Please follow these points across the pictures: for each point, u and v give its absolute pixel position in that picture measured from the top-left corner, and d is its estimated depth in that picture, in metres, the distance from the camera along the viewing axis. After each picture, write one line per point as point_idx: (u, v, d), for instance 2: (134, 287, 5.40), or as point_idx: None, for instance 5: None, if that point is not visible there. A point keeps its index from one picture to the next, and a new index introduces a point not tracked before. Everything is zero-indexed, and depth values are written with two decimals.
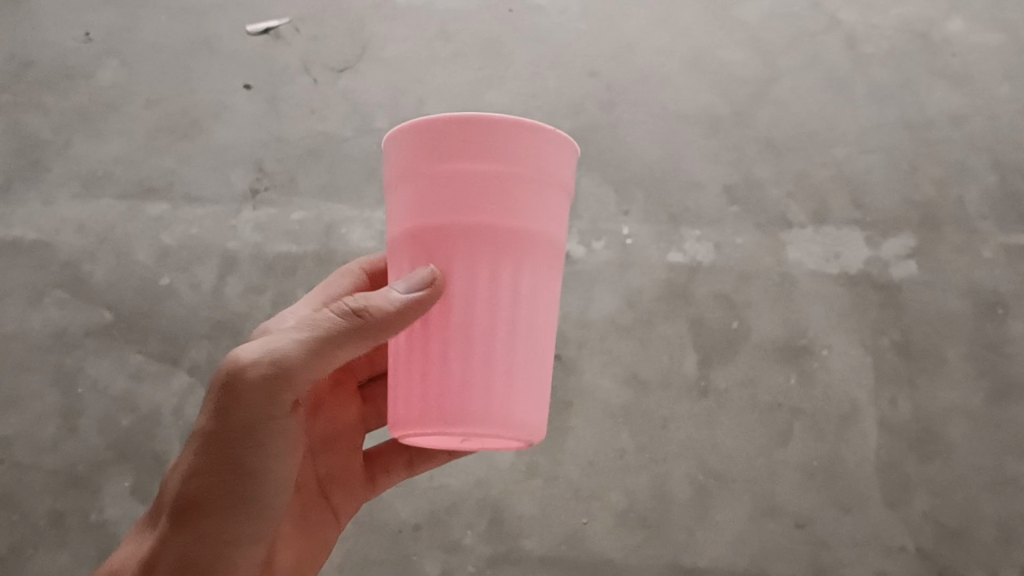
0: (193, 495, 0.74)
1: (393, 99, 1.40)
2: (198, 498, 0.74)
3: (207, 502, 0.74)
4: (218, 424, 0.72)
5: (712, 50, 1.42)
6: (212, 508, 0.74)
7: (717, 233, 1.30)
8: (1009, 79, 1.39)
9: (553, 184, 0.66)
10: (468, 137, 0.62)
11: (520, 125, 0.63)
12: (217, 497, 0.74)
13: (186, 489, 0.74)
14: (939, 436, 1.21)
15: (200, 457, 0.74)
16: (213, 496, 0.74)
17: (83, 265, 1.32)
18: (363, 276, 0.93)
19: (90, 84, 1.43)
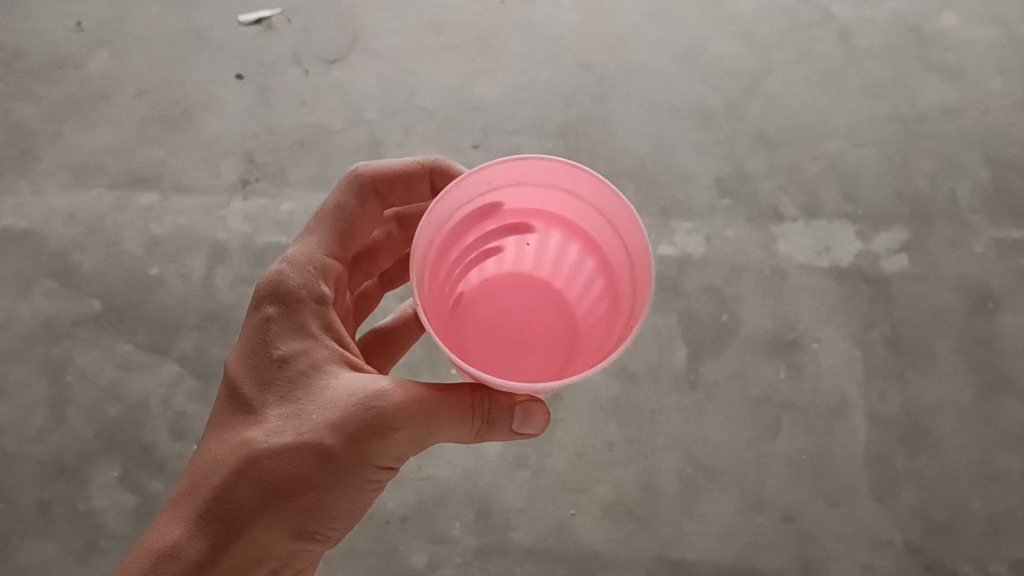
0: (308, 501, 0.72)
1: (384, 91, 1.42)
2: (315, 494, 0.72)
3: (318, 503, 0.73)
4: (355, 448, 0.70)
5: (705, 46, 1.47)
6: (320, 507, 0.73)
7: (707, 225, 1.32)
8: (1001, 74, 1.43)
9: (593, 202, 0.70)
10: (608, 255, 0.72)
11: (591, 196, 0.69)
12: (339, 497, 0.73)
13: (298, 493, 0.72)
14: (928, 430, 1.20)
15: (318, 472, 0.71)
16: (325, 499, 0.73)
17: (73, 255, 1.30)
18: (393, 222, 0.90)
19: (80, 74, 1.44)
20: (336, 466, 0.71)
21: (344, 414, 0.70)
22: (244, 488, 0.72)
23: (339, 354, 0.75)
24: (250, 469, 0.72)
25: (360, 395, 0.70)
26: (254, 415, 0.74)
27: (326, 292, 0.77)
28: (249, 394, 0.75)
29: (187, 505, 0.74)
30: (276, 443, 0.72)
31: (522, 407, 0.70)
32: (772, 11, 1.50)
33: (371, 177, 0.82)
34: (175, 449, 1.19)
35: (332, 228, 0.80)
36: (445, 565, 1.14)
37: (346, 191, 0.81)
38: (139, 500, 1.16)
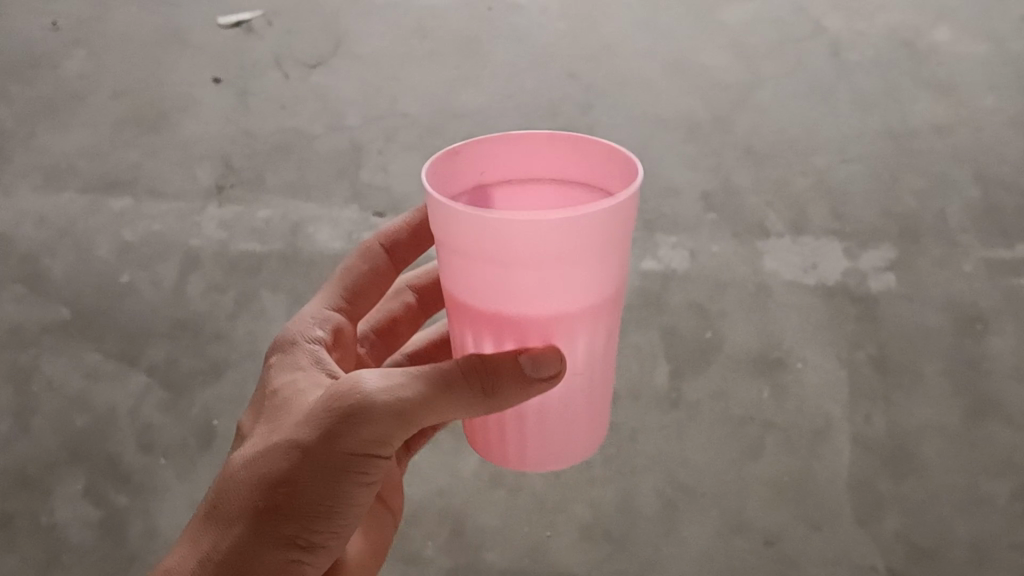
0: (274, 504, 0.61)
1: (366, 96, 1.40)
2: (281, 505, 0.61)
3: (288, 507, 0.61)
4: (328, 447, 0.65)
5: (694, 56, 1.45)
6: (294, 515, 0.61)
7: (692, 240, 1.30)
8: (992, 91, 1.42)
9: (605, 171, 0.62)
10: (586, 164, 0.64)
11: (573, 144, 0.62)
12: (308, 508, 0.61)
13: (263, 500, 0.62)
14: (913, 453, 1.16)
15: (284, 478, 0.61)
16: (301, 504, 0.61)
17: (42, 260, 1.27)
18: (411, 295, 0.88)
19: (57, 74, 1.41)
20: (297, 468, 0.60)
21: (317, 407, 0.61)
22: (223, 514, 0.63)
23: (333, 367, 0.70)
24: (224, 485, 0.65)
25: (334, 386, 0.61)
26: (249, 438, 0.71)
27: (322, 333, 0.74)
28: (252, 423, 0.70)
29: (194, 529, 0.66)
30: (251, 460, 0.63)
31: (527, 353, 0.54)
32: (760, 23, 1.49)
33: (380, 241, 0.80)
34: (141, 462, 1.15)
35: (337, 288, 0.79)
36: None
37: (354, 260, 0.80)
38: (103, 514, 1.12)
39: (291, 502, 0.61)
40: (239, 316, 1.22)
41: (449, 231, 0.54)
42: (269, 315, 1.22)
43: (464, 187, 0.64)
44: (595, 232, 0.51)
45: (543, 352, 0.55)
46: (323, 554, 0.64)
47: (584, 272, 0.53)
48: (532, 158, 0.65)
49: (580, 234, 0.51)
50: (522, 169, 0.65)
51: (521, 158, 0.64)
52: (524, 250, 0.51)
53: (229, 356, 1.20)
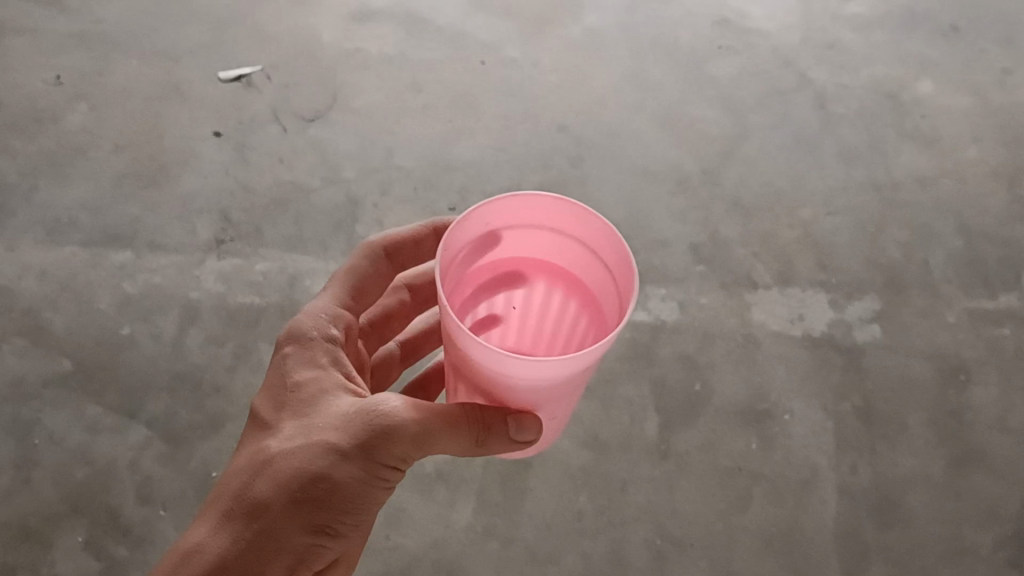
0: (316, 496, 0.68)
1: (362, 150, 1.44)
2: (321, 499, 0.68)
3: (329, 502, 0.68)
4: None
5: (683, 108, 1.52)
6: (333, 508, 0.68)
7: (682, 292, 1.32)
8: (974, 143, 1.49)
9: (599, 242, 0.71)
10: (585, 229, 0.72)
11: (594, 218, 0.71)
12: (341, 504, 0.68)
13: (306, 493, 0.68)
14: (898, 503, 1.16)
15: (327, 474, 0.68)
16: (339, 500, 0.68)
17: (43, 312, 1.28)
18: (405, 291, 0.91)
19: (58, 129, 1.45)
20: (338, 470, 0.68)
21: (357, 420, 0.69)
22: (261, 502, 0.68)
23: (347, 369, 0.75)
24: (256, 474, 0.69)
25: (371, 405, 0.69)
26: (270, 428, 0.72)
27: (335, 330, 0.76)
28: (267, 414, 0.73)
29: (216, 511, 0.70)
30: (290, 457, 0.69)
31: (513, 416, 0.70)
32: (748, 78, 1.58)
33: (383, 245, 0.82)
34: (141, 514, 1.14)
35: (344, 287, 0.80)
36: None
37: (357, 258, 0.82)
38: (103, 566, 1.10)
39: (329, 499, 0.68)
40: (236, 368, 1.24)
41: (456, 325, 0.65)
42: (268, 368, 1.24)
43: (477, 232, 0.71)
44: (580, 359, 0.64)
45: (524, 418, 0.71)
46: (338, 541, 0.71)
47: (561, 376, 0.67)
48: (533, 214, 0.73)
49: (562, 365, 0.63)
50: (520, 220, 0.73)
51: (523, 213, 0.72)
52: (524, 369, 0.64)
53: (228, 409, 1.21)
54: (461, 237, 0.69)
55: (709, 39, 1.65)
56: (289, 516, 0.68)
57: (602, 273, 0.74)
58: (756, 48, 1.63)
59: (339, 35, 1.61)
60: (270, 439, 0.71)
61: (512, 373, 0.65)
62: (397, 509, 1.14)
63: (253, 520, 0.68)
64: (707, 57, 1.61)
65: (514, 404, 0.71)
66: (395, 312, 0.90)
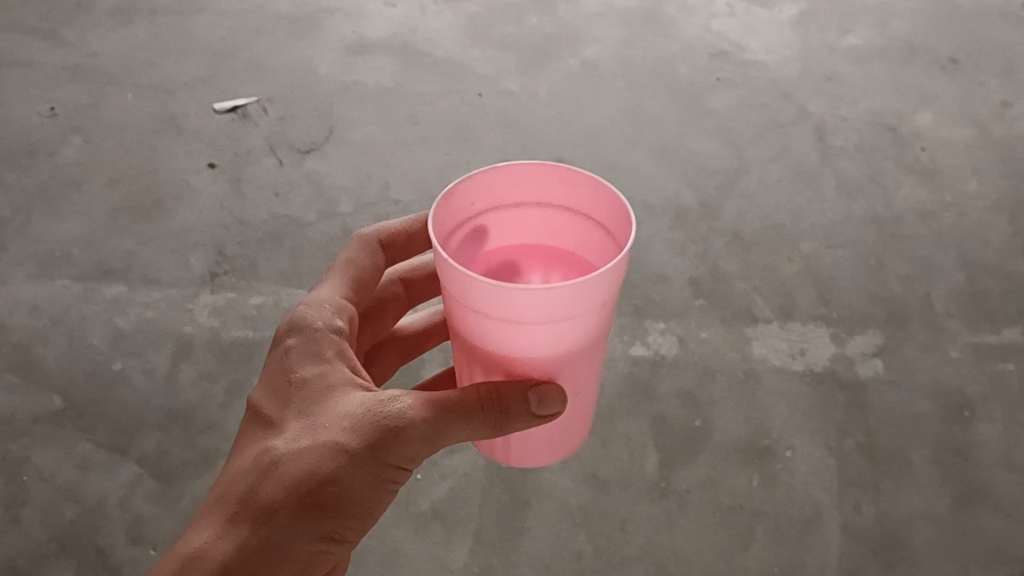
0: (324, 498, 0.64)
1: (358, 182, 1.43)
2: (329, 502, 0.64)
3: (337, 506, 0.65)
4: None
5: (682, 142, 1.51)
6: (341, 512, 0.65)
7: (681, 326, 1.30)
8: (975, 176, 1.48)
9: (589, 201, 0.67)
10: (574, 192, 0.67)
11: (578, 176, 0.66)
12: (348, 509, 0.65)
13: (315, 497, 0.64)
14: (903, 542, 1.13)
15: (335, 476, 0.64)
16: (348, 504, 0.65)
17: (35, 347, 1.26)
18: (399, 282, 0.86)
19: (53, 162, 1.44)
20: (346, 473, 0.64)
21: (367, 419, 0.65)
22: (267, 506, 0.65)
23: (354, 364, 0.72)
24: (260, 477, 0.66)
25: (381, 403, 0.66)
26: (275, 427, 0.69)
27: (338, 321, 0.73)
28: (271, 412, 0.70)
29: (221, 512, 0.67)
30: (296, 458, 0.65)
31: (534, 390, 0.63)
32: (746, 111, 1.57)
33: (379, 236, 0.79)
34: (130, 553, 1.10)
35: (345, 280, 0.77)
36: None
37: (356, 251, 0.78)
38: None
39: (335, 505, 0.65)
40: (229, 404, 1.22)
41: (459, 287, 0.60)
42: None
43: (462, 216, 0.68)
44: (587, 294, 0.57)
45: (545, 389, 0.63)
46: (343, 546, 0.68)
47: (575, 324, 0.61)
48: (516, 192, 0.69)
49: (573, 291, 0.57)
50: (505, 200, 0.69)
51: (510, 190, 0.69)
52: (531, 308, 0.57)
53: (220, 445, 1.19)
54: (449, 216, 0.65)
55: (708, 72, 1.65)
56: (296, 521, 0.64)
57: (598, 236, 0.69)
58: (754, 81, 1.63)
59: (335, 69, 1.61)
60: (276, 438, 0.67)
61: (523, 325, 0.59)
62: (393, 551, 1.12)
63: (258, 527, 0.65)
64: (705, 89, 1.61)
65: (533, 378, 0.64)
66: (387, 304, 0.85)
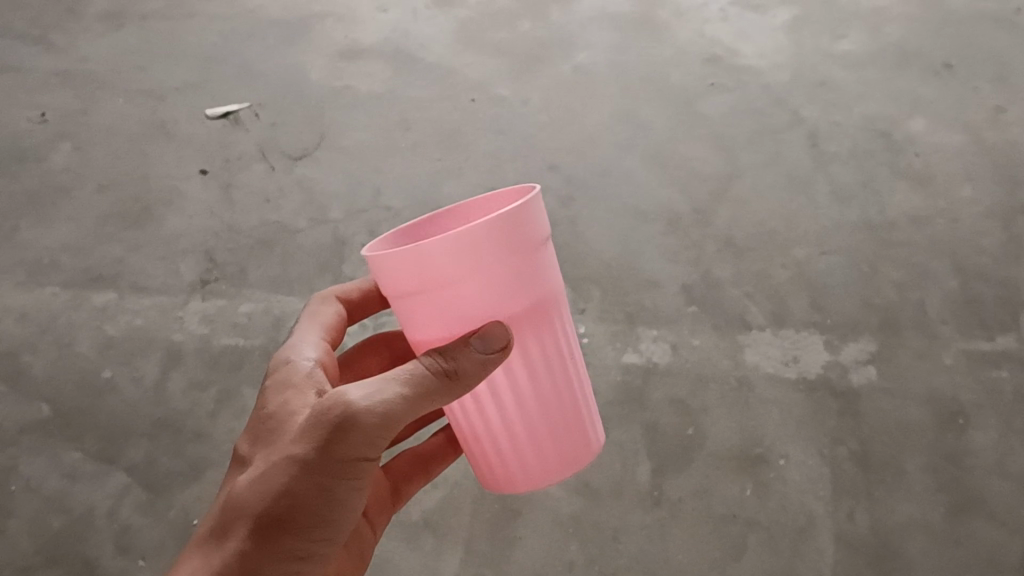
0: (280, 510, 0.67)
1: (348, 189, 1.42)
2: (286, 514, 0.67)
3: (294, 518, 0.67)
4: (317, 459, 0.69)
5: (675, 148, 1.51)
6: (300, 525, 0.67)
7: (673, 333, 1.30)
8: (969, 182, 1.46)
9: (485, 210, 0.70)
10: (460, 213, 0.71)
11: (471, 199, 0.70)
12: (302, 520, 0.67)
13: (271, 508, 0.67)
14: (897, 551, 1.15)
15: (290, 485, 0.66)
16: (305, 513, 0.67)
17: (24, 356, 1.26)
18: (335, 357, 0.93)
19: (42, 168, 1.44)
20: (295, 484, 0.66)
21: (306, 428, 0.67)
22: (234, 524, 0.69)
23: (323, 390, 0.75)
24: (227, 506, 0.71)
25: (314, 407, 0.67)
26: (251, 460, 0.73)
27: (314, 356, 0.79)
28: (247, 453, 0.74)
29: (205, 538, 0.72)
30: (250, 487, 0.69)
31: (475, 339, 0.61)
32: (738, 116, 1.56)
33: (335, 292, 0.88)
34: (118, 564, 1.13)
35: (314, 328, 0.83)
36: None
37: (318, 308, 0.85)
38: None
39: (290, 518, 0.67)
40: (220, 412, 1.21)
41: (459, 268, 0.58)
42: (252, 413, 1.20)
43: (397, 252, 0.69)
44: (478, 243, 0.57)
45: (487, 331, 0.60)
46: (317, 556, 0.69)
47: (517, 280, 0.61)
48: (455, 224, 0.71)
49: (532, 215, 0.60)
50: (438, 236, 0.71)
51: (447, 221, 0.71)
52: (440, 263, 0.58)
53: (210, 454, 1.18)
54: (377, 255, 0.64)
55: (700, 77, 1.62)
56: (258, 535, 0.67)
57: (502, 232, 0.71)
58: (748, 85, 1.61)
59: (326, 73, 1.59)
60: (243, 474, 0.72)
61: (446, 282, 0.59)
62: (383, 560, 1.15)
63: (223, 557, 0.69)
64: (699, 95, 1.59)
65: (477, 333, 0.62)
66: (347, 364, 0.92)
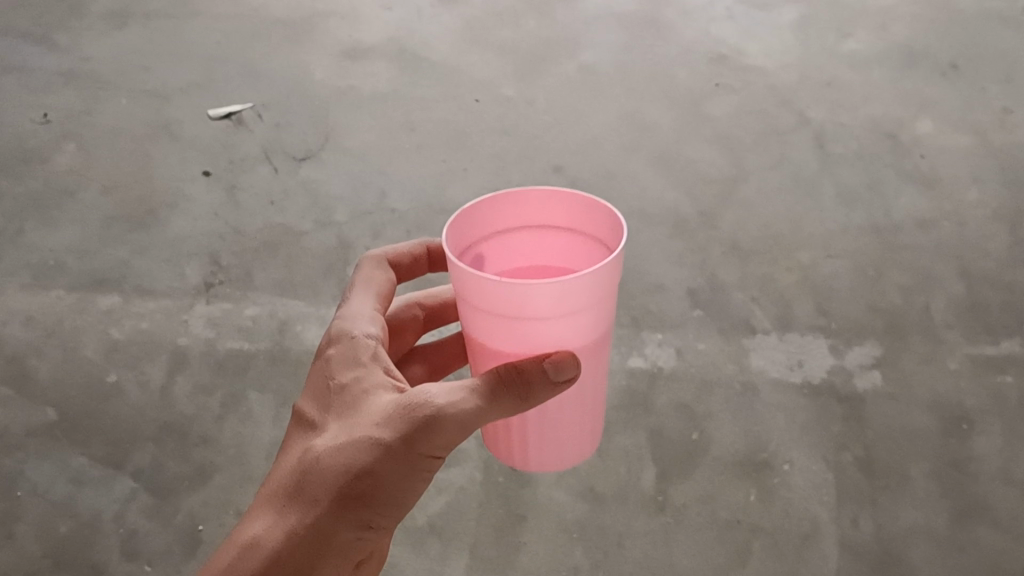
0: (362, 491, 0.63)
1: (353, 190, 1.42)
2: (368, 495, 0.63)
3: (376, 500, 0.63)
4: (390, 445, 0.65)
5: (679, 150, 1.51)
6: (380, 507, 0.63)
7: (678, 338, 1.30)
8: (976, 184, 1.46)
9: (553, 215, 0.68)
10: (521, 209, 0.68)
11: (538, 198, 0.67)
12: (381, 501, 0.63)
13: (354, 488, 0.63)
14: (901, 557, 1.11)
15: (372, 471, 0.62)
16: (384, 496, 0.63)
17: (28, 359, 1.26)
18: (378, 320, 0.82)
19: (46, 169, 1.45)
20: (382, 467, 0.62)
21: (393, 413, 0.63)
22: (308, 496, 0.64)
23: (391, 366, 0.69)
24: (296, 472, 0.66)
25: (409, 395, 0.63)
26: (317, 429, 0.68)
27: (374, 330, 0.71)
28: (313, 415, 0.69)
29: (271, 502, 0.67)
30: (329, 454, 0.64)
31: (550, 362, 0.61)
32: (744, 117, 1.57)
33: (386, 257, 0.78)
34: (124, 570, 1.08)
35: (371, 293, 0.75)
36: None
37: (368, 270, 0.77)
38: None
39: (368, 503, 0.63)
40: (225, 417, 1.20)
41: (553, 302, 0.58)
42: (258, 418, 1.19)
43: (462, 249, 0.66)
44: (587, 287, 0.58)
45: (562, 359, 0.61)
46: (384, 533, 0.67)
47: (590, 315, 0.62)
48: (508, 216, 0.68)
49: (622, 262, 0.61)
50: (491, 226, 0.68)
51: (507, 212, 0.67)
52: (544, 300, 0.58)
53: (217, 459, 1.17)
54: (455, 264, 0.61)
55: (705, 78, 1.64)
56: (335, 515, 0.64)
57: (557, 234, 0.69)
58: (753, 86, 1.63)
59: (332, 74, 1.62)
60: (313, 441, 0.67)
61: (537, 309, 0.59)
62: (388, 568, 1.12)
63: (293, 524, 0.65)
64: (704, 96, 1.60)
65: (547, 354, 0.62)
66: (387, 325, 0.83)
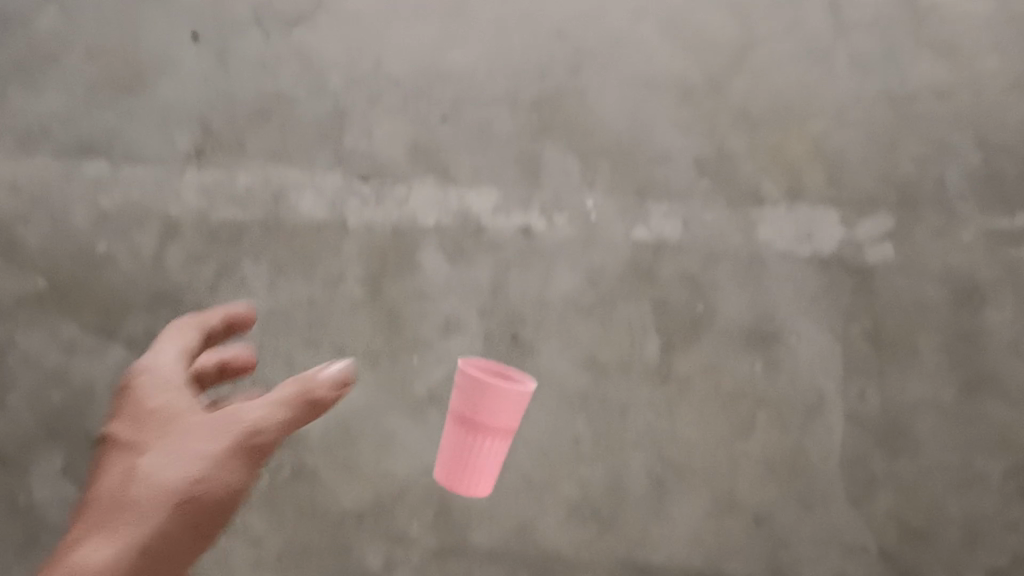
0: (217, 500, 0.69)
1: (349, 58, 1.27)
2: (220, 505, 0.69)
3: (224, 505, 0.70)
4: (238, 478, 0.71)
5: (688, 10, 1.29)
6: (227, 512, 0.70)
7: (685, 208, 1.24)
8: (997, 51, 1.30)
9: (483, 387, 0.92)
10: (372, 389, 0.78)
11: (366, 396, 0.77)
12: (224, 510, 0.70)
13: (198, 494, 0.68)
14: (905, 431, 1.19)
15: (227, 490, 0.70)
16: (231, 499, 0.70)
17: (15, 228, 1.22)
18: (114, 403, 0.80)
19: (26, 28, 1.27)
20: (235, 478, 0.70)
21: (243, 453, 0.71)
22: (156, 501, 0.68)
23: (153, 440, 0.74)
24: (135, 486, 0.69)
25: (231, 422, 0.72)
26: (143, 446, 0.73)
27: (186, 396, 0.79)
28: (133, 441, 0.74)
29: (103, 527, 0.67)
30: (179, 465, 0.69)
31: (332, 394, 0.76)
32: None
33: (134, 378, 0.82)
34: None
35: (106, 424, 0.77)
36: (402, 565, 1.15)
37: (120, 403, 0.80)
38: (81, 494, 1.16)
39: (214, 515, 0.69)
40: (225, 291, 1.21)
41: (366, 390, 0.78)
42: (252, 287, 1.22)
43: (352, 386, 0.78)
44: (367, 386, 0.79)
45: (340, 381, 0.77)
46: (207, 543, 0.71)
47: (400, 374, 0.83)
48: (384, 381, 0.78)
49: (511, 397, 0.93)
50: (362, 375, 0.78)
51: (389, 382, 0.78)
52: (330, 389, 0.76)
53: None
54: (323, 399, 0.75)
55: None
56: (181, 521, 0.68)
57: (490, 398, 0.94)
58: None
59: None
60: (130, 469, 0.71)
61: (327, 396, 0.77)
62: (389, 434, 1.17)
63: (136, 533, 0.66)
64: None
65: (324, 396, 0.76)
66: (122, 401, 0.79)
